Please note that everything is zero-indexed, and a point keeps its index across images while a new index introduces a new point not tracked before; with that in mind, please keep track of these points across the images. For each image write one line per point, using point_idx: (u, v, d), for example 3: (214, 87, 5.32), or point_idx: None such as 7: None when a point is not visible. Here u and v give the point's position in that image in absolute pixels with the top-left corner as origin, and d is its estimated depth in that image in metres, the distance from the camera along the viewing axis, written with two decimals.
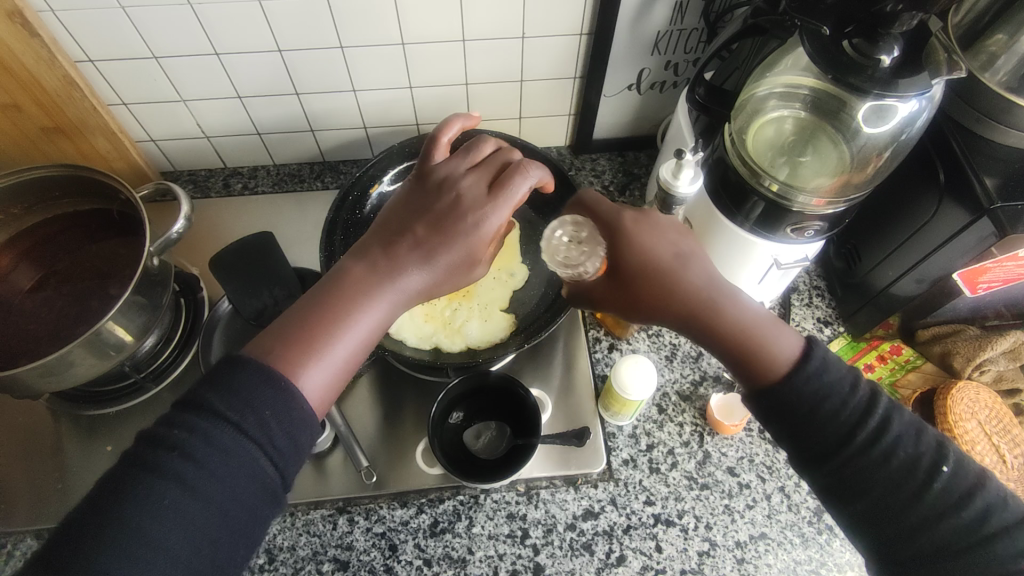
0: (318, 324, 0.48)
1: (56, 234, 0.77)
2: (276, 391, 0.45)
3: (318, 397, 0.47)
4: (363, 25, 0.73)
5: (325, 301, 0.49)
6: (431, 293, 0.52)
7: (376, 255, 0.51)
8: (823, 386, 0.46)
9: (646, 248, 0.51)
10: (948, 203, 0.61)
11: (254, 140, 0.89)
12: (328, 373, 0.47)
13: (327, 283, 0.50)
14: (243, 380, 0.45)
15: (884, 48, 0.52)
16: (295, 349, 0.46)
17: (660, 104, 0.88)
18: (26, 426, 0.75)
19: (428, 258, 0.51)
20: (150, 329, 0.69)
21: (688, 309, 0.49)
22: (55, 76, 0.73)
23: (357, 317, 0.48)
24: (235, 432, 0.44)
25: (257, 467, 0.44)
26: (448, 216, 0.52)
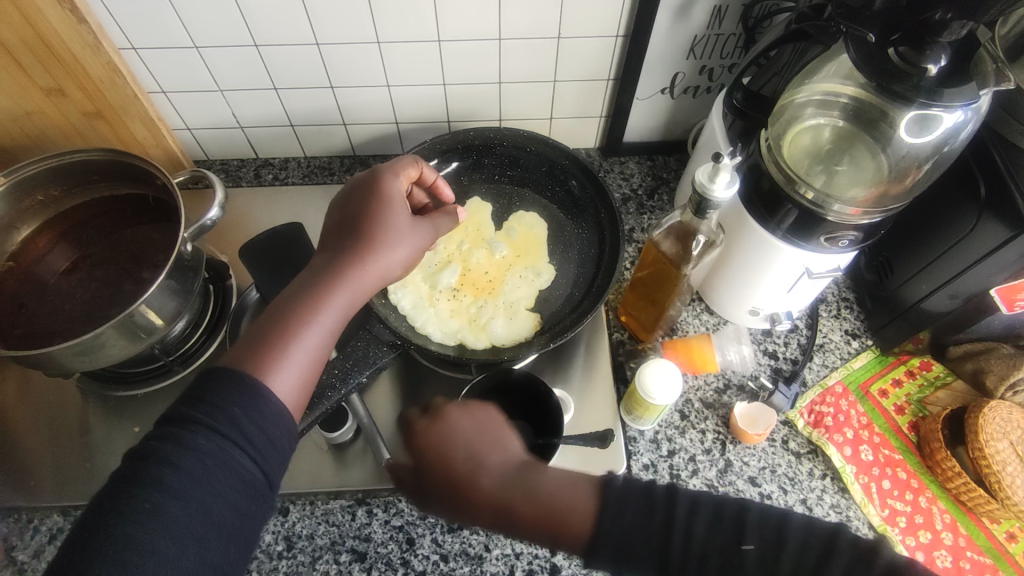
0: (284, 324, 0.52)
1: (91, 217, 0.78)
2: (250, 393, 0.48)
3: (292, 396, 0.51)
4: (401, 21, 0.74)
5: (285, 308, 0.53)
6: (381, 270, 0.57)
7: (316, 257, 0.57)
8: (627, 527, 0.45)
9: (440, 467, 0.51)
10: (986, 219, 0.60)
11: (287, 131, 0.90)
12: (297, 370, 0.51)
13: (284, 296, 0.55)
14: (221, 392, 0.47)
15: (932, 56, 0.51)
16: (265, 354, 0.50)
17: (693, 109, 0.87)
18: (56, 404, 0.76)
19: (363, 239, 0.57)
20: (181, 313, 0.70)
21: (495, 518, 0.48)
22: (99, 62, 0.74)
23: (317, 307, 0.53)
24: (210, 433, 0.45)
25: (238, 465, 0.46)
26: (358, 201, 0.59)
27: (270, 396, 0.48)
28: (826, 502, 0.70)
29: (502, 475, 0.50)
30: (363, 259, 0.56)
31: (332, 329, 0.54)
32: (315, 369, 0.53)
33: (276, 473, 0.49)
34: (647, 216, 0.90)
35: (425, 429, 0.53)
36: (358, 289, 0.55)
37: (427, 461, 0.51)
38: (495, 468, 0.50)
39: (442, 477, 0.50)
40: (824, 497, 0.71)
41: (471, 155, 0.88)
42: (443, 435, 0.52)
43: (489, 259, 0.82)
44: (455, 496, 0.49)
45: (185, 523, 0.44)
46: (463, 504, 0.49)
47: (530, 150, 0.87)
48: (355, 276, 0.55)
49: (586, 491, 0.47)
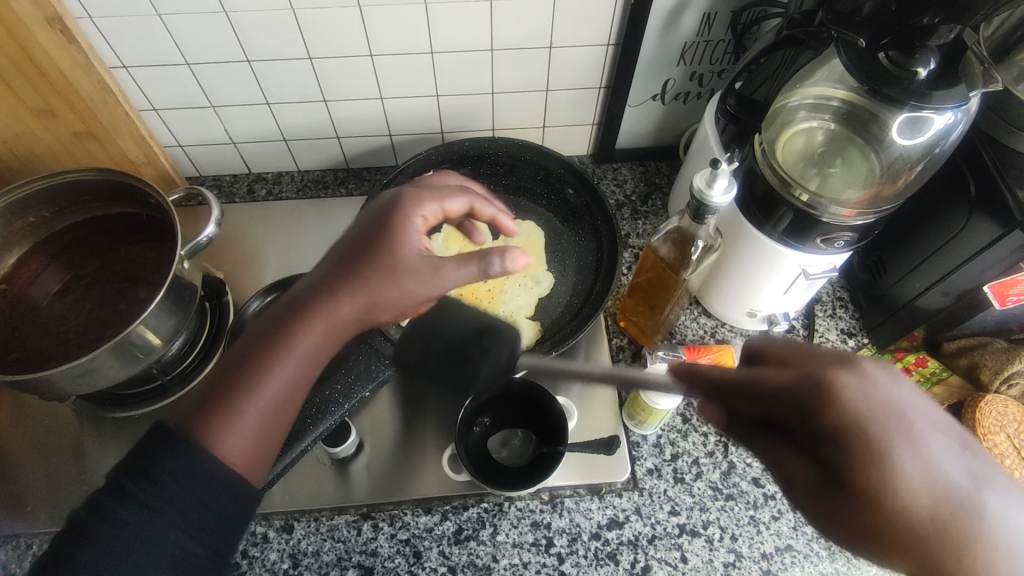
0: (239, 374, 0.45)
1: (83, 238, 0.78)
2: (191, 457, 0.42)
3: (243, 455, 0.45)
4: (392, 34, 0.74)
5: (249, 351, 0.46)
6: (344, 309, 0.47)
7: (300, 286, 0.49)
8: None
9: (909, 453, 0.32)
10: (977, 217, 0.61)
11: (280, 146, 0.90)
12: (249, 430, 0.44)
13: (255, 330, 0.47)
14: (162, 466, 0.42)
15: (920, 60, 0.53)
16: (213, 408, 0.44)
17: (683, 115, 0.88)
18: (53, 427, 0.75)
19: (348, 275, 0.47)
20: (178, 332, 0.69)
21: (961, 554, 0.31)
22: (90, 82, 0.74)
23: (273, 352, 0.45)
24: (136, 507, 0.41)
25: (168, 543, 0.41)
26: (353, 240, 0.49)
27: (214, 459, 0.43)
28: None
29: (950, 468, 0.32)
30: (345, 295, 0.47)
31: (292, 379, 0.46)
32: (271, 425, 0.46)
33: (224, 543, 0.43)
34: (642, 222, 0.90)
35: (857, 386, 0.34)
36: (330, 335, 0.47)
37: (800, 418, 0.35)
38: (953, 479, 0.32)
39: (856, 462, 0.32)
40: None
41: (467, 165, 0.88)
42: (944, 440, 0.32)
43: None
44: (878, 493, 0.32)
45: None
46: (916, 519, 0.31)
47: (525, 159, 0.87)
48: (321, 318, 0.46)
49: None
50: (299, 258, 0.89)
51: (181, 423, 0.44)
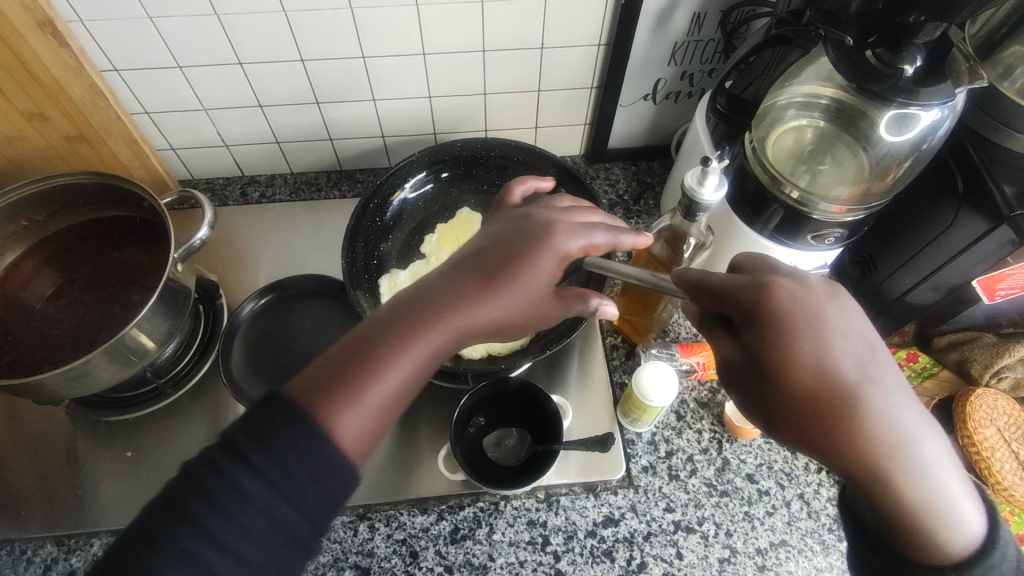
0: (370, 356, 0.41)
1: (76, 242, 0.77)
2: (314, 435, 0.39)
3: (358, 440, 0.41)
4: (384, 35, 0.75)
5: (381, 334, 0.42)
6: (484, 316, 0.44)
7: (437, 277, 0.46)
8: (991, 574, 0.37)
9: (810, 341, 0.39)
10: (966, 212, 0.61)
11: (272, 148, 0.90)
12: (371, 414, 0.41)
13: (386, 314, 0.43)
14: (284, 436, 0.39)
15: (907, 57, 0.53)
16: (337, 389, 0.40)
17: (675, 114, 0.89)
18: (47, 431, 0.75)
19: (493, 283, 0.45)
20: (173, 334, 0.69)
21: (840, 431, 0.37)
22: (81, 85, 0.74)
23: (403, 343, 0.42)
24: (255, 477, 0.38)
25: (279, 518, 0.39)
26: (498, 247, 0.48)
27: (330, 442, 0.39)
28: (823, 496, 0.72)
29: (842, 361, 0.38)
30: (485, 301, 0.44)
31: (413, 376, 0.42)
32: (389, 418, 0.42)
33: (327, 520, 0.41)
34: (635, 221, 0.91)
35: (789, 291, 0.41)
36: (459, 338, 0.43)
37: (738, 312, 0.42)
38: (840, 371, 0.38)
39: (767, 342, 0.40)
40: (820, 492, 0.72)
41: (460, 166, 0.88)
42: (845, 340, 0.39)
43: None
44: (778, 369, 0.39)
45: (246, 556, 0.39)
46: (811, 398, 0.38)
47: (517, 159, 0.87)
48: (459, 321, 0.43)
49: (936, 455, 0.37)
50: (293, 260, 0.89)
51: (304, 394, 0.40)
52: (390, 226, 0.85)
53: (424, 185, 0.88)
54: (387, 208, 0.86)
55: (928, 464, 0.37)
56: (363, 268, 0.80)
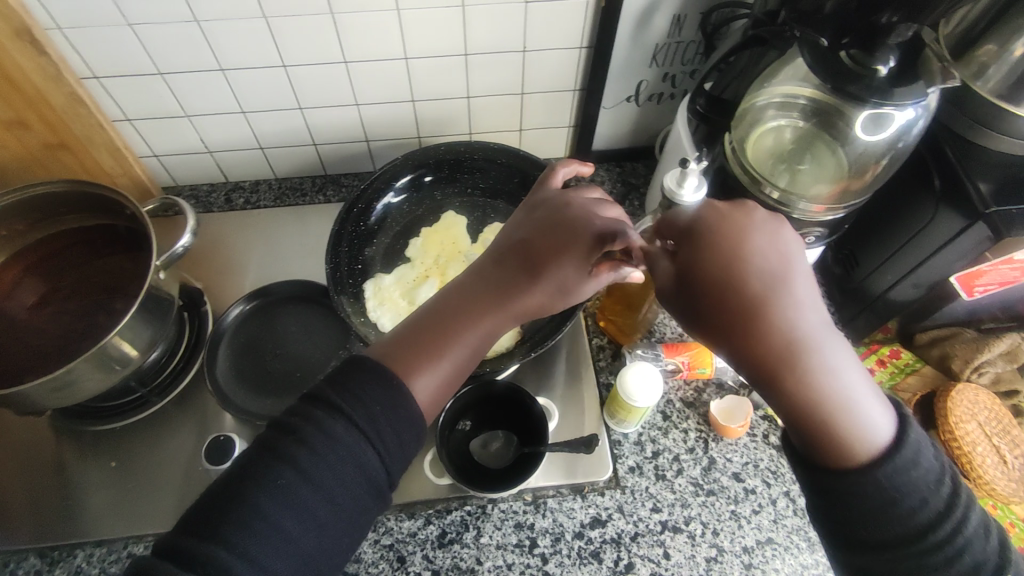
0: (435, 332, 0.51)
1: (59, 250, 0.77)
2: (393, 392, 0.46)
3: (429, 400, 0.49)
4: (366, 40, 0.75)
5: (441, 315, 0.51)
6: (535, 302, 0.52)
7: (487, 267, 0.54)
8: (908, 484, 0.42)
9: (733, 256, 0.44)
10: (944, 210, 0.62)
11: (256, 154, 0.90)
12: (438, 377, 0.49)
13: (445, 300, 0.53)
14: (366, 386, 0.46)
15: (880, 58, 0.54)
16: (417, 356, 0.49)
17: (658, 115, 0.89)
18: (29, 443, 0.74)
19: (533, 269, 0.53)
20: (156, 342, 0.69)
21: (740, 331, 0.42)
22: (62, 93, 0.73)
23: (470, 321, 0.51)
24: (348, 424, 0.45)
25: (365, 463, 0.45)
26: (534, 236, 0.55)
27: (410, 402, 0.47)
28: None
29: (758, 273, 0.43)
30: (529, 286, 0.52)
31: (476, 348, 0.51)
32: (453, 381, 0.51)
33: (396, 471, 0.47)
34: None
35: (723, 214, 0.46)
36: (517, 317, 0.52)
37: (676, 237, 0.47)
38: (748, 281, 0.42)
39: (700, 261, 0.44)
40: None
41: (444, 169, 0.88)
42: (770, 258, 0.44)
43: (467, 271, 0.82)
44: (696, 280, 0.44)
45: (329, 501, 0.44)
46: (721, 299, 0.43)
47: (500, 162, 0.87)
48: (511, 306, 0.52)
49: (836, 366, 0.42)
50: (278, 265, 0.88)
51: (384, 358, 0.49)
52: (372, 230, 0.84)
53: (408, 190, 0.88)
54: (371, 212, 0.86)
55: (829, 365, 0.42)
56: (348, 272, 0.80)
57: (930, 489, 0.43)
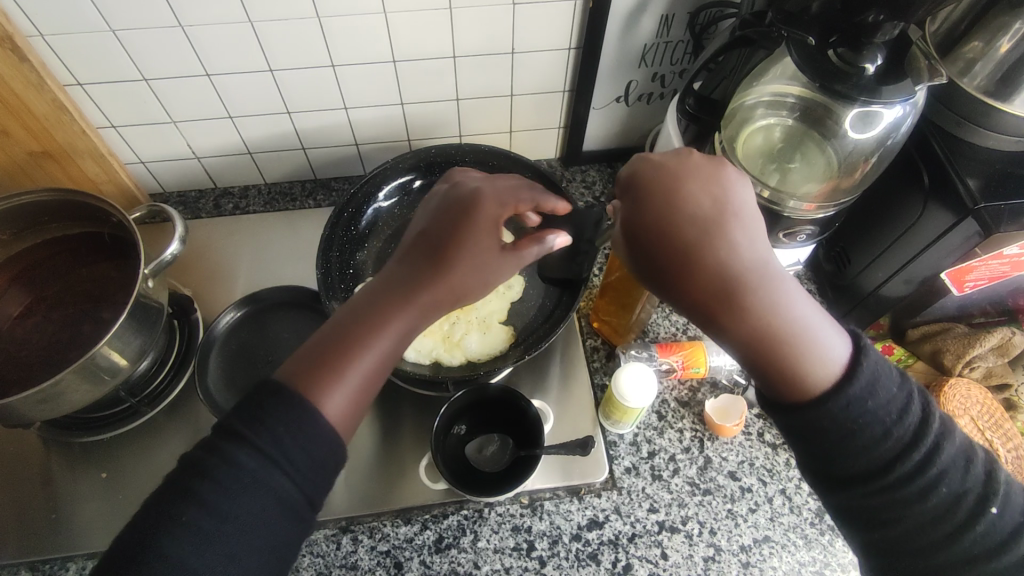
0: (347, 338, 0.46)
1: (46, 259, 0.76)
2: (298, 411, 0.44)
3: (345, 414, 0.46)
4: (354, 43, 0.74)
5: (352, 321, 0.47)
6: (448, 300, 0.48)
7: (396, 267, 0.50)
8: (867, 414, 0.44)
9: (676, 199, 0.47)
10: (933, 206, 0.62)
11: (244, 159, 0.89)
12: (349, 392, 0.45)
13: (354, 306, 0.48)
14: (270, 411, 0.44)
15: (869, 56, 0.54)
16: (320, 371, 0.45)
17: (648, 116, 0.89)
18: (17, 455, 0.73)
19: (446, 266, 0.48)
20: (145, 352, 0.68)
21: (679, 277, 0.45)
22: (44, 100, 0.72)
23: (376, 325, 0.47)
24: (253, 450, 0.43)
25: (276, 485, 0.43)
26: (445, 231, 0.50)
27: (319, 417, 0.44)
28: (804, 491, 0.72)
29: (697, 214, 0.46)
30: (441, 286, 0.48)
31: (389, 351, 0.47)
32: (371, 388, 0.47)
33: (316, 490, 0.45)
34: None
35: (662, 161, 0.49)
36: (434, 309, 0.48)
37: (623, 188, 0.50)
38: (685, 222, 0.46)
39: (647, 206, 0.47)
40: (802, 487, 0.72)
41: (435, 172, 0.88)
42: (708, 200, 0.46)
43: None
44: (639, 232, 0.47)
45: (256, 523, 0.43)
46: (662, 239, 0.46)
47: (493, 164, 0.87)
48: (421, 305, 0.47)
49: (777, 298, 0.45)
50: (269, 271, 0.88)
51: (292, 378, 0.45)
52: (362, 235, 0.84)
53: (398, 194, 0.87)
54: (360, 218, 0.85)
55: (769, 303, 0.44)
56: (339, 277, 0.80)
57: (893, 418, 0.44)
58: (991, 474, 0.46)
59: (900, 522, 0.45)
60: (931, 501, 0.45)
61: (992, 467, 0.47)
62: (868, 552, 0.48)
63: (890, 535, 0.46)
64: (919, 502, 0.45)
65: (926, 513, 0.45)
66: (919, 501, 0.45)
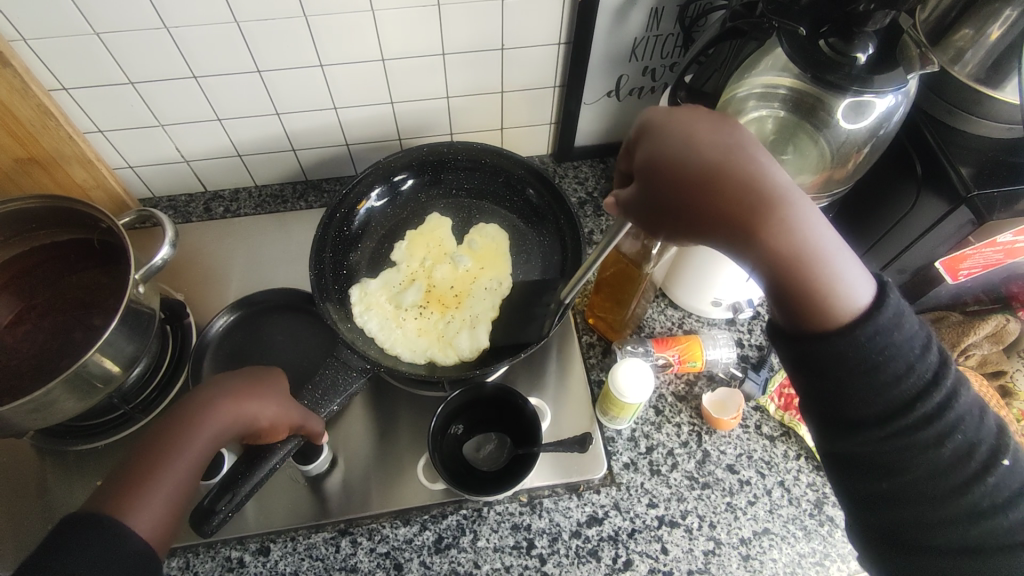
0: (149, 461, 0.50)
1: (35, 266, 0.75)
2: (110, 531, 0.45)
3: (157, 529, 0.47)
4: (341, 43, 0.73)
5: (150, 450, 0.50)
6: (242, 421, 0.56)
7: (177, 408, 0.54)
8: (892, 345, 0.42)
9: (697, 131, 0.44)
10: (926, 195, 0.62)
11: (233, 161, 0.88)
12: (161, 504, 0.48)
13: (147, 440, 0.52)
14: (84, 537, 0.45)
15: (859, 45, 0.54)
16: (122, 493, 0.47)
17: (639, 110, 0.89)
18: (9, 464, 0.72)
19: (226, 400, 0.55)
20: (139, 358, 0.67)
21: (709, 197, 0.42)
22: (29, 105, 0.71)
23: (177, 445, 0.51)
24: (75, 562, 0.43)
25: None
26: (217, 383, 0.57)
27: (129, 534, 0.46)
28: (803, 482, 0.72)
29: (719, 141, 0.44)
30: (225, 413, 0.54)
31: (197, 459, 0.52)
32: (182, 501, 0.50)
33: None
34: (605, 218, 0.91)
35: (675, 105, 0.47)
36: (233, 423, 0.55)
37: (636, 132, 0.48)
38: (709, 149, 0.43)
39: (666, 139, 0.45)
40: (800, 478, 0.72)
41: (427, 171, 0.87)
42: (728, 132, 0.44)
43: (454, 273, 0.82)
44: (656, 167, 0.44)
45: None
46: (687, 167, 0.43)
47: (485, 162, 0.87)
48: (219, 424, 0.54)
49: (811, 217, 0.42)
50: (262, 275, 0.87)
51: (94, 509, 0.47)
52: (355, 235, 0.83)
53: (390, 193, 0.87)
54: (355, 217, 0.85)
55: (807, 223, 0.41)
56: (332, 278, 0.79)
57: (916, 355, 0.42)
58: (1002, 430, 0.46)
59: (910, 469, 0.44)
60: (946, 447, 0.43)
61: (1002, 425, 0.46)
62: (869, 500, 0.47)
63: (899, 482, 0.44)
64: (935, 451, 0.43)
65: (940, 460, 0.43)
66: (934, 450, 0.43)
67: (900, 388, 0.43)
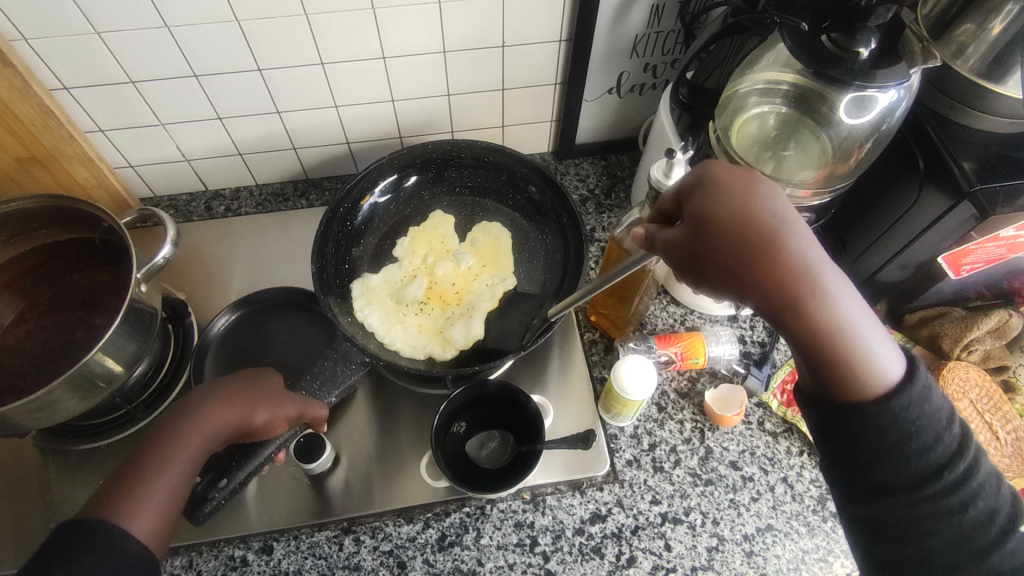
0: (145, 464, 0.50)
1: (36, 266, 0.75)
2: (108, 534, 0.46)
3: (153, 531, 0.48)
4: (342, 40, 0.73)
5: (146, 452, 0.51)
6: (240, 423, 0.56)
7: (175, 409, 0.55)
8: (923, 419, 0.43)
9: (754, 199, 0.41)
10: (929, 190, 0.62)
11: (234, 160, 0.88)
12: (156, 505, 0.49)
13: (145, 442, 0.52)
14: (82, 540, 0.45)
15: (862, 40, 0.53)
16: (119, 495, 0.48)
17: (640, 106, 0.89)
18: (11, 463, 0.72)
19: (223, 403, 0.56)
20: (140, 357, 0.67)
21: (754, 274, 0.40)
22: (30, 105, 0.71)
23: (173, 448, 0.52)
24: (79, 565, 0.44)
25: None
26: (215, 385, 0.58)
27: (124, 535, 0.47)
28: (806, 478, 0.72)
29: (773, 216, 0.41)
30: (222, 415, 0.55)
31: (193, 461, 0.52)
32: (178, 502, 0.51)
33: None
34: (607, 215, 0.91)
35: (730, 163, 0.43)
36: (225, 425, 0.55)
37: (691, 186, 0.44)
38: (763, 222, 0.40)
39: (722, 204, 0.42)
40: (804, 474, 0.72)
41: (429, 169, 0.87)
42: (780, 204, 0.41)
43: (455, 271, 0.82)
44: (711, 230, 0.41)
45: None
46: (738, 238, 0.40)
47: (487, 159, 0.87)
48: (216, 426, 0.54)
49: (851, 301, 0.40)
50: (263, 273, 0.87)
51: (92, 513, 0.48)
52: (357, 231, 0.83)
53: (393, 190, 0.87)
54: (357, 214, 0.84)
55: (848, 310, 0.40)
56: (334, 275, 0.79)
57: (943, 427, 0.43)
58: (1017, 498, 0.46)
59: (934, 536, 0.44)
60: (969, 515, 0.44)
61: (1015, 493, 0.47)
62: (885, 565, 0.46)
63: (923, 549, 0.44)
64: (957, 518, 0.43)
65: (962, 526, 0.44)
66: (957, 515, 0.43)
67: (927, 455, 0.43)
